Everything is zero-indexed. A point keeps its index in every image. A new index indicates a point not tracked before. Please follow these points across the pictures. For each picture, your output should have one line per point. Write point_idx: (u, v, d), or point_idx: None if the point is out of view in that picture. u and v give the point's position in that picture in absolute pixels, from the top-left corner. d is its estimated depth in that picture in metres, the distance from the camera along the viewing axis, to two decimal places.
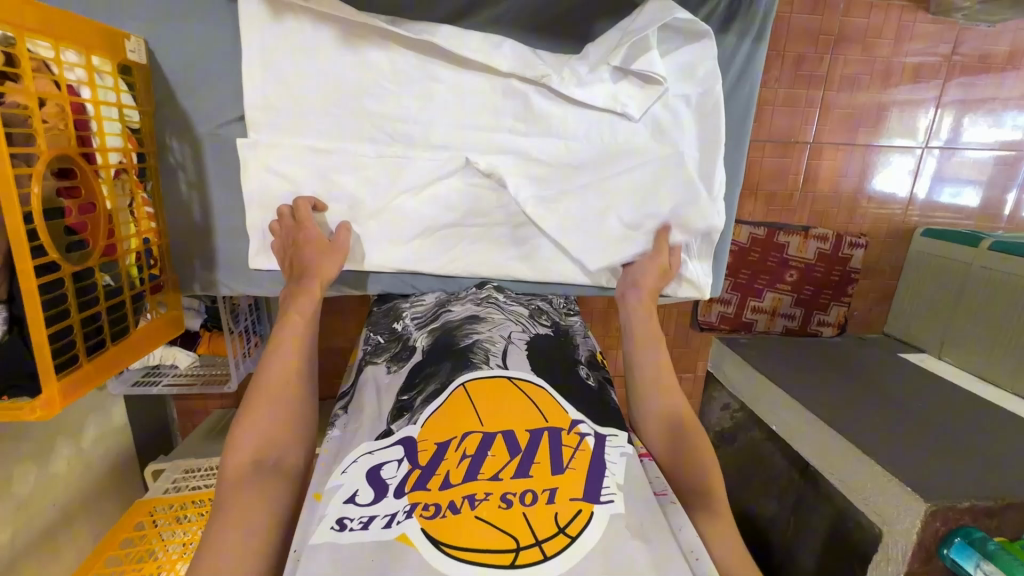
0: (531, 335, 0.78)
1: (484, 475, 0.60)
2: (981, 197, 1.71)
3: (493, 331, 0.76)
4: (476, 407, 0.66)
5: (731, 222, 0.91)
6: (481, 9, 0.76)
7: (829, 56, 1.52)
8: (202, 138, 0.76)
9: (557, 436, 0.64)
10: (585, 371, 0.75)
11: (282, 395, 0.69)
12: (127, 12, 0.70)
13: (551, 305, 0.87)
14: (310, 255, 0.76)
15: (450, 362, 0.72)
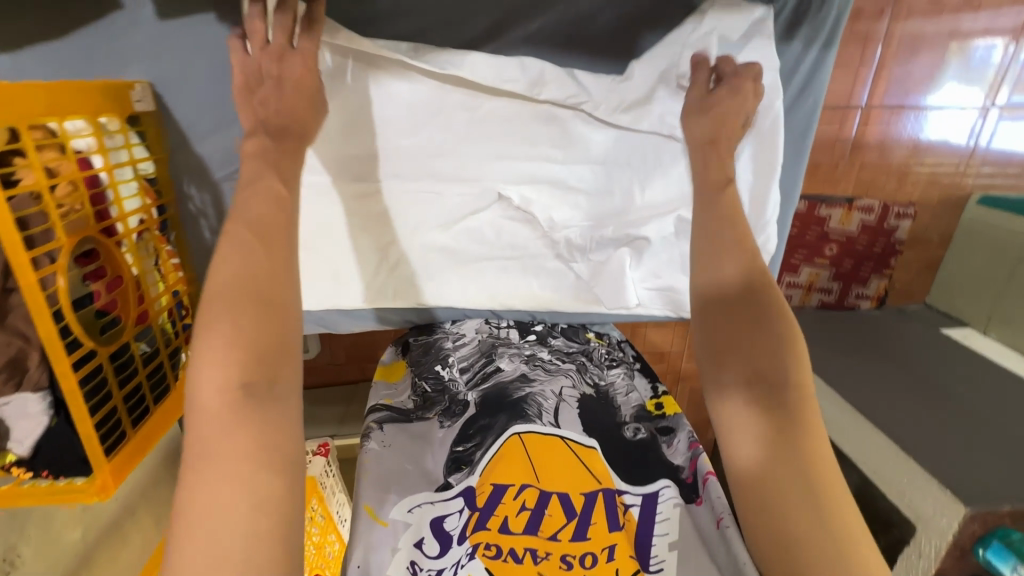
0: (580, 394, 0.76)
1: (543, 533, 0.60)
2: None
3: (545, 386, 0.75)
4: (532, 462, 0.65)
5: (783, 244, 0.85)
6: (513, 28, 0.67)
7: (891, 8, 1.35)
8: (220, 183, 0.72)
9: (609, 497, 0.64)
10: (631, 429, 0.73)
11: (269, 296, 0.44)
12: (131, 54, 0.64)
13: (591, 361, 0.83)
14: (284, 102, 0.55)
15: (504, 414, 0.70)
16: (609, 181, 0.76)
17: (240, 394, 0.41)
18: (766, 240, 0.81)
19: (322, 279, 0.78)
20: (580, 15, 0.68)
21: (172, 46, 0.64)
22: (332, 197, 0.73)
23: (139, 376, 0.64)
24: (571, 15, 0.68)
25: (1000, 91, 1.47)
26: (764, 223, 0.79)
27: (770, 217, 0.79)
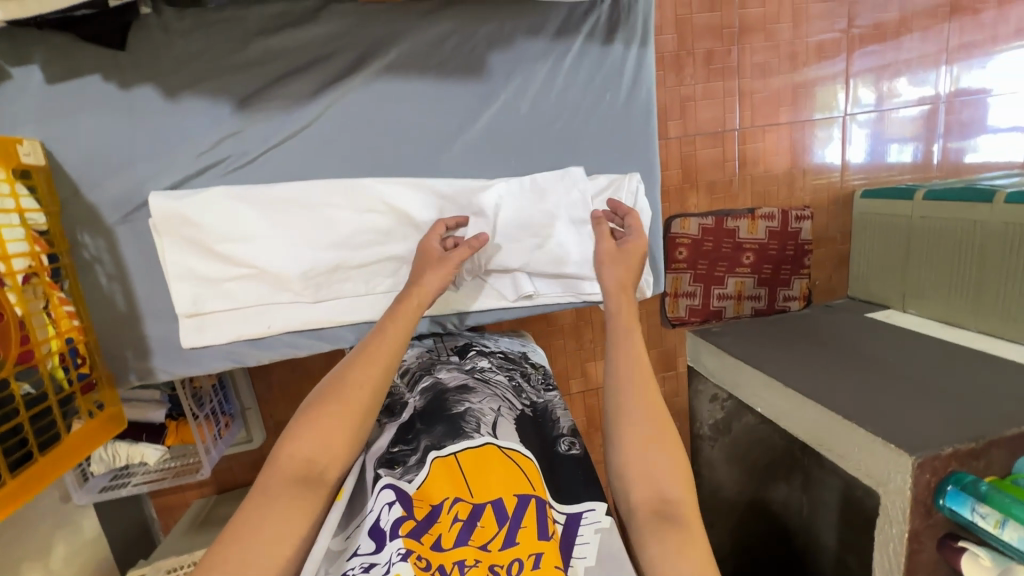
0: (518, 414, 0.71)
1: (472, 543, 0.56)
2: (909, 153, 1.78)
3: (484, 403, 0.69)
4: (467, 480, 0.59)
5: (659, 214, 0.92)
6: (372, 59, 0.78)
7: (735, 47, 1.60)
8: (114, 227, 0.75)
9: (541, 506, 0.58)
10: (566, 444, 0.69)
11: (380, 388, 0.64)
12: (26, 118, 0.70)
13: (529, 381, 0.80)
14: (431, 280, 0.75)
15: (442, 426, 0.65)
16: (488, 182, 0.83)
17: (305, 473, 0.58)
18: (640, 215, 0.89)
19: (232, 316, 0.80)
20: (431, 43, 0.79)
21: (64, 106, 0.71)
22: (220, 228, 0.76)
23: (19, 417, 0.63)
24: (421, 44, 0.79)
25: (849, 94, 1.69)
26: (632, 198, 0.88)
27: (639, 193, 0.88)
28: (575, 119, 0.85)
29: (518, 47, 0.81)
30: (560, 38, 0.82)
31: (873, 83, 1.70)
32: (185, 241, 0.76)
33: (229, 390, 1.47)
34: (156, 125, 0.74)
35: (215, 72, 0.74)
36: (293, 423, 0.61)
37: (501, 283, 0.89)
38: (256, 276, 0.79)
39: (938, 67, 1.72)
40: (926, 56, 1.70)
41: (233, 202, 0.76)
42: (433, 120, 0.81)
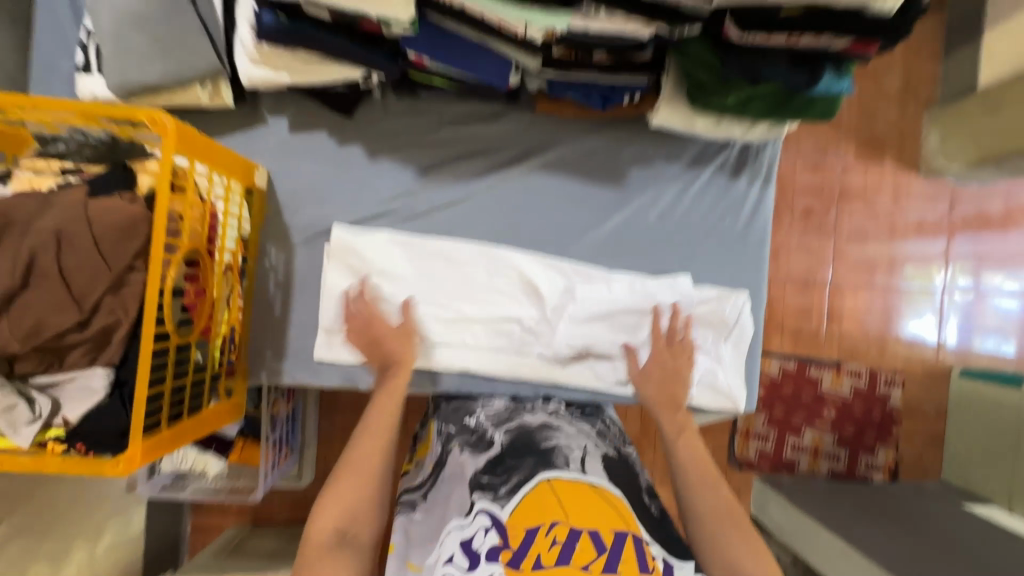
0: (604, 452, 0.75)
1: (575, 563, 0.53)
2: (1012, 347, 1.72)
3: (571, 440, 0.75)
4: (562, 505, 0.61)
5: (761, 335, 0.96)
6: (534, 156, 0.94)
7: (834, 209, 1.70)
8: (295, 245, 0.91)
9: (639, 544, 0.58)
10: (647, 500, 0.71)
11: (385, 456, 0.74)
12: (265, 153, 0.90)
13: (611, 428, 0.87)
14: (396, 347, 0.86)
15: (532, 459, 0.70)
16: (608, 272, 0.93)
17: (340, 539, 0.65)
18: (742, 329, 0.93)
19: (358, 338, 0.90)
20: (584, 152, 0.94)
21: (295, 149, 0.91)
22: (378, 263, 0.89)
23: (186, 378, 0.74)
24: (575, 151, 0.94)
25: (948, 270, 1.70)
26: (737, 314, 0.93)
27: (743, 311, 0.93)
28: (693, 235, 0.94)
29: (655, 168, 0.95)
30: (694, 165, 0.94)
31: (975, 269, 1.71)
32: (349, 268, 0.89)
33: (298, 424, 1.51)
34: (354, 176, 0.92)
35: (411, 145, 0.92)
36: (315, 502, 0.68)
37: (598, 366, 0.93)
38: (394, 309, 0.90)
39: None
40: None
41: (395, 245, 0.90)
42: (571, 212, 0.94)
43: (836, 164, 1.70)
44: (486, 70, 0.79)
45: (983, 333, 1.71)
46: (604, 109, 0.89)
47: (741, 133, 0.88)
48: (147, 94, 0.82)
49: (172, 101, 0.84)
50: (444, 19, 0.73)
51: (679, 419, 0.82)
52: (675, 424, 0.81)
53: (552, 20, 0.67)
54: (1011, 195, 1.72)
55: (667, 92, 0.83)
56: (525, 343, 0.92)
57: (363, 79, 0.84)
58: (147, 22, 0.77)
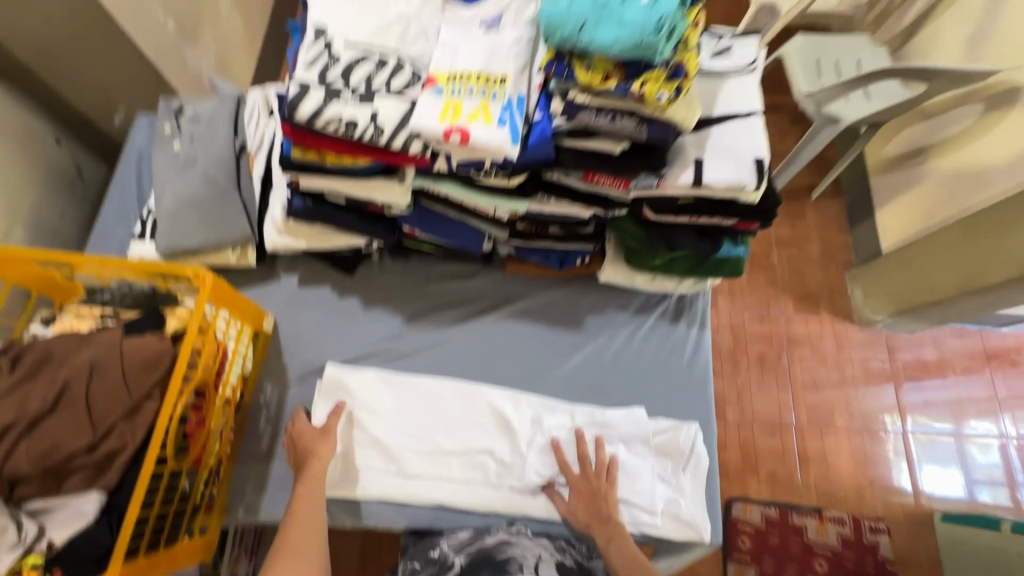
0: (559, 560, 0.89)
1: None
2: (988, 493, 1.69)
3: (527, 550, 0.89)
4: None
5: (716, 463, 1.03)
6: (505, 305, 1.11)
7: (785, 354, 1.84)
8: (290, 383, 1.02)
9: None
10: None
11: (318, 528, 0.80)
12: (276, 303, 1.06)
13: (574, 546, 0.93)
14: (308, 441, 0.90)
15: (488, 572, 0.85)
16: (570, 406, 1.03)
17: None
18: (698, 458, 1.00)
19: (336, 470, 0.95)
20: (548, 303, 1.12)
21: (301, 300, 1.07)
22: (360, 399, 0.99)
23: (170, 507, 0.78)
24: (539, 301, 1.12)
25: (906, 419, 1.76)
26: (691, 442, 1.00)
27: (697, 440, 1.01)
28: (644, 371, 1.08)
29: (607, 315, 1.12)
30: (640, 313, 1.12)
31: (927, 417, 1.76)
32: (330, 401, 0.99)
33: None
34: (350, 323, 1.07)
35: (401, 297, 1.09)
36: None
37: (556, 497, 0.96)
38: (372, 444, 0.97)
39: (1000, 414, 1.76)
40: (979, 400, 1.78)
41: (377, 382, 1.01)
42: (537, 352, 1.08)
43: (780, 316, 1.89)
44: (467, 239, 1.00)
45: (953, 477, 1.70)
46: (561, 268, 1.10)
47: (672, 285, 1.08)
48: (186, 256, 1.00)
49: (205, 261, 1.02)
50: (433, 203, 0.94)
51: (612, 525, 0.90)
52: (604, 533, 0.90)
53: (516, 205, 0.89)
54: (943, 345, 1.85)
55: (609, 255, 1.06)
56: (496, 475, 0.97)
57: (365, 245, 1.04)
58: (199, 203, 0.98)
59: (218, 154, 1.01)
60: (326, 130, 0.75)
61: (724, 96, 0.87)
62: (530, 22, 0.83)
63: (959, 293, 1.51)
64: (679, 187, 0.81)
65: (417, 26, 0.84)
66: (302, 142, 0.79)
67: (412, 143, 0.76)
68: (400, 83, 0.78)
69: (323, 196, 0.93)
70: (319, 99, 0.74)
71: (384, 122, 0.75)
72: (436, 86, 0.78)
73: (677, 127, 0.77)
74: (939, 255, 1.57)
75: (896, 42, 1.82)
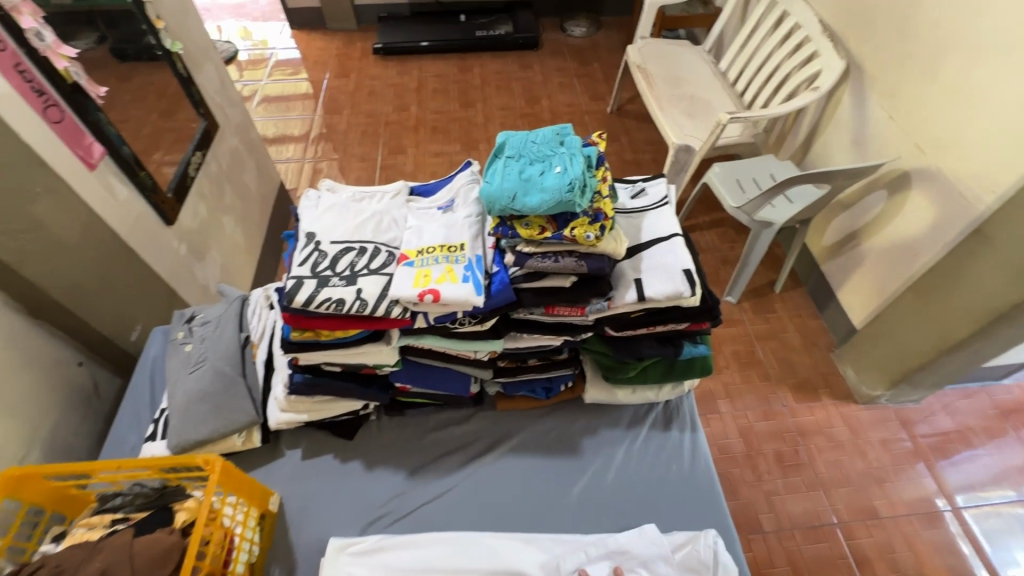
0: None
1: None
2: None
3: None
4: None
5: (745, 571, 0.98)
6: (502, 444, 1.15)
7: (802, 446, 1.74)
8: (297, 562, 1.00)
9: None
10: None
11: None
12: (281, 480, 1.09)
13: None
14: None
15: None
16: (584, 536, 1.01)
17: None
18: (725, 567, 0.95)
19: None
20: (541, 432, 1.16)
21: (305, 473, 1.10)
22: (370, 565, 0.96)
23: None
24: (534, 433, 1.16)
25: (954, 497, 1.63)
26: (712, 552, 0.97)
27: (718, 548, 0.97)
28: (649, 485, 1.08)
29: (601, 435, 1.15)
30: (631, 427, 1.16)
31: (972, 490, 1.64)
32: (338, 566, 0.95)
33: None
34: (353, 487, 1.09)
35: (401, 453, 1.13)
36: None
37: None
38: None
39: None
40: (1016, 464, 1.69)
41: (385, 545, 0.99)
42: (541, 484, 1.09)
43: (783, 409, 1.83)
44: (455, 385, 1.08)
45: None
46: (548, 396, 1.18)
47: (653, 393, 1.16)
48: (196, 448, 1.05)
49: (212, 450, 1.07)
50: (419, 358, 1.05)
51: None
52: None
53: (492, 345, 0.99)
54: (955, 411, 1.80)
55: (589, 376, 1.14)
56: None
57: (361, 406, 1.12)
58: (209, 394, 1.07)
59: (227, 347, 1.13)
60: (320, 311, 0.89)
61: (647, 225, 1.05)
62: (477, 199, 1.04)
63: (940, 351, 1.53)
64: (626, 304, 0.94)
65: (388, 218, 1.04)
66: (299, 325, 0.92)
67: (393, 309, 0.89)
68: (378, 264, 0.95)
69: (320, 367, 1.03)
70: (311, 288, 0.89)
71: (367, 296, 0.89)
72: (408, 260, 0.94)
73: (611, 257, 0.92)
74: (908, 320, 1.60)
75: (798, 154, 2.12)
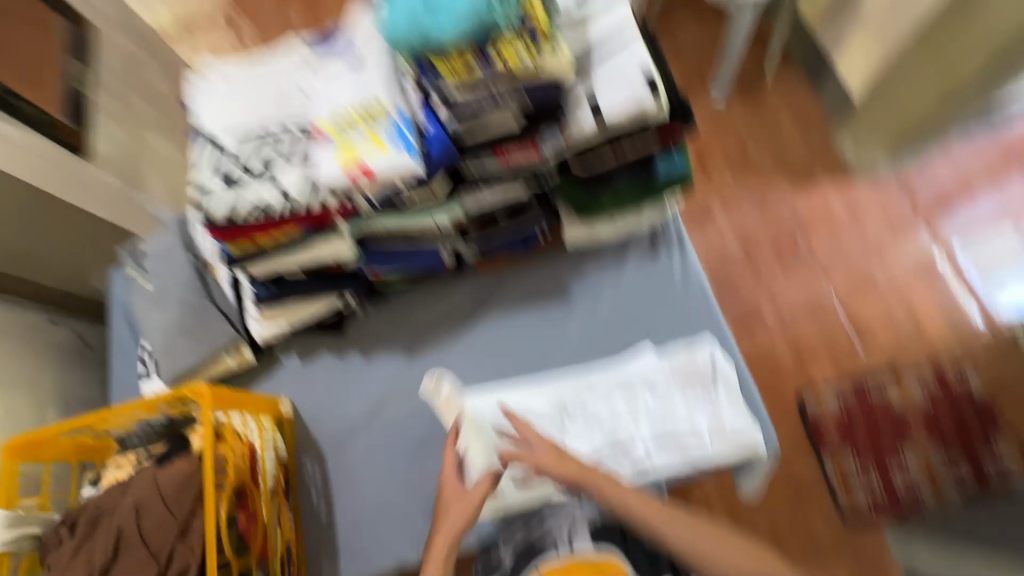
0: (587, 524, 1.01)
1: None
2: None
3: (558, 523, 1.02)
4: None
5: (744, 369, 1.02)
6: (490, 306, 1.12)
7: (800, 237, 1.70)
8: (324, 452, 1.07)
9: None
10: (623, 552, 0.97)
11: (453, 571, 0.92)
12: (285, 386, 1.11)
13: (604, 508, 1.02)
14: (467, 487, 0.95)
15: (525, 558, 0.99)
16: (587, 373, 1.03)
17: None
18: (724, 372, 0.99)
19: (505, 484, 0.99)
20: (528, 285, 1.13)
21: (307, 374, 1.12)
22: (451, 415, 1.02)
23: None
24: (520, 288, 1.13)
25: (952, 252, 1.62)
26: (710, 360, 0.99)
27: (716, 357, 0.99)
28: (644, 312, 1.07)
29: (588, 274, 1.11)
30: (617, 259, 1.11)
31: (970, 242, 1.63)
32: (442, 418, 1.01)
33: None
34: (356, 377, 1.11)
35: (393, 335, 1.13)
36: None
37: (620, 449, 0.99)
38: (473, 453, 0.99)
39: None
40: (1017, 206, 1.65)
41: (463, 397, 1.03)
42: (537, 335, 1.09)
43: (779, 201, 1.75)
44: (426, 260, 1.01)
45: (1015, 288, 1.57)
46: (529, 250, 1.11)
47: (636, 220, 1.07)
48: (191, 376, 1.06)
49: (210, 374, 1.08)
50: (379, 241, 0.97)
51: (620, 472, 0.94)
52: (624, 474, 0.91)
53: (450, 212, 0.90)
54: (960, 163, 1.71)
55: (567, 220, 1.05)
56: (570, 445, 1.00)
57: (341, 302, 1.07)
58: (184, 325, 1.04)
59: (182, 274, 1.07)
60: (249, 222, 0.81)
61: (593, 32, 0.87)
62: (385, 49, 0.87)
63: (947, 101, 1.40)
64: (584, 132, 0.81)
65: (292, 89, 0.88)
66: (233, 240, 0.84)
67: (328, 201, 0.80)
68: (293, 151, 0.82)
69: (280, 275, 0.98)
70: (229, 200, 0.80)
71: (291, 191, 0.79)
72: (325, 138, 0.81)
73: (558, 81, 0.77)
74: (915, 72, 1.43)
75: None
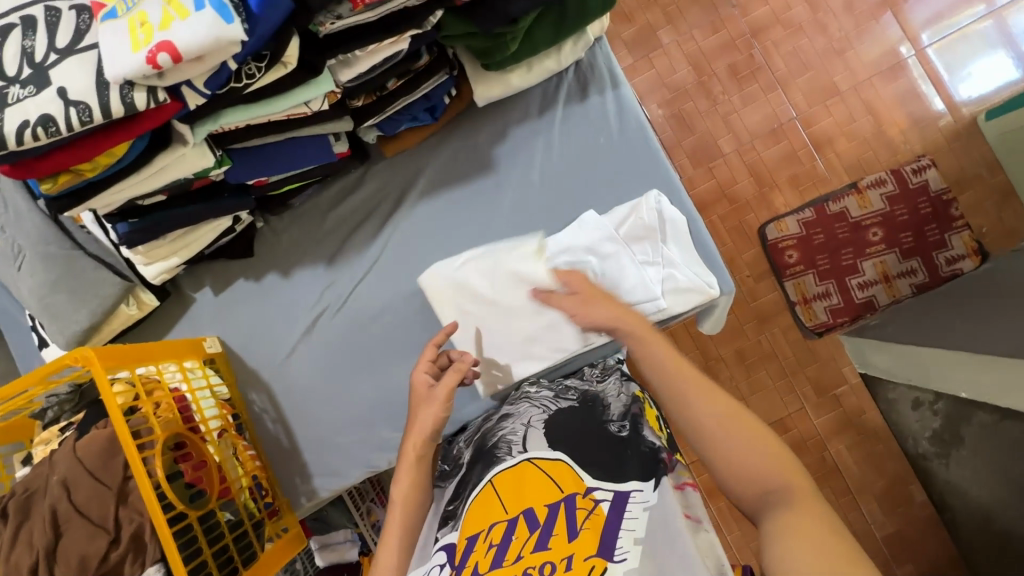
0: (551, 413, 0.82)
1: (508, 560, 0.66)
2: None
3: (516, 422, 0.82)
4: (501, 498, 0.73)
5: (693, 214, 0.93)
6: (410, 194, 0.98)
7: (756, 48, 1.50)
8: (269, 382, 1.01)
9: (571, 503, 0.69)
10: (616, 425, 0.80)
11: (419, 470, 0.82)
12: (207, 321, 1.02)
13: (582, 379, 0.90)
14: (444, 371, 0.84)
15: (483, 462, 0.80)
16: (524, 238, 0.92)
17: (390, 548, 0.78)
18: (673, 222, 0.90)
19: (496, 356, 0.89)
20: (447, 161, 0.98)
21: (227, 305, 1.02)
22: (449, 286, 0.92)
23: (224, 538, 0.82)
24: (440, 167, 0.98)
25: (920, 38, 1.45)
26: (656, 211, 0.89)
27: (663, 206, 0.90)
28: (582, 169, 0.94)
29: (512, 137, 0.97)
30: (544, 112, 0.96)
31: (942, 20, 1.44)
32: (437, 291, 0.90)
33: None
34: (279, 298, 1.01)
35: (310, 246, 1.00)
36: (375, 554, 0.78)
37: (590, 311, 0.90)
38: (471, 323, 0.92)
39: None
40: None
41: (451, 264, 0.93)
42: (465, 218, 0.97)
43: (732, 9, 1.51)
44: (313, 153, 0.85)
45: (985, 65, 1.42)
46: (435, 119, 0.95)
47: (556, 61, 0.89)
48: (93, 337, 0.95)
49: (111, 330, 0.97)
50: (247, 141, 0.79)
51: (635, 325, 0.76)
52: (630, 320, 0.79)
53: (319, 88, 0.72)
54: None
55: (469, 71, 0.88)
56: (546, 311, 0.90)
57: (233, 222, 0.93)
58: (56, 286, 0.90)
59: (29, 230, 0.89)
60: (43, 144, 0.61)
61: None
62: None
63: None
64: None
65: None
66: (42, 173, 0.65)
67: (135, 96, 0.60)
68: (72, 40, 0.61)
69: (139, 205, 0.81)
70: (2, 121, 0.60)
71: (83, 94, 0.59)
72: (106, 12, 0.60)
73: None
74: None
75: None
